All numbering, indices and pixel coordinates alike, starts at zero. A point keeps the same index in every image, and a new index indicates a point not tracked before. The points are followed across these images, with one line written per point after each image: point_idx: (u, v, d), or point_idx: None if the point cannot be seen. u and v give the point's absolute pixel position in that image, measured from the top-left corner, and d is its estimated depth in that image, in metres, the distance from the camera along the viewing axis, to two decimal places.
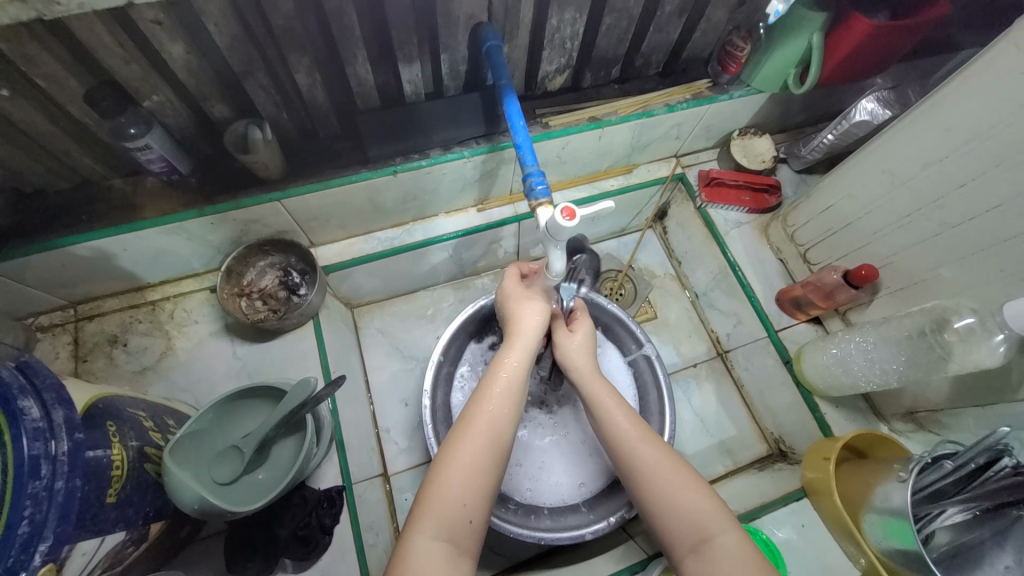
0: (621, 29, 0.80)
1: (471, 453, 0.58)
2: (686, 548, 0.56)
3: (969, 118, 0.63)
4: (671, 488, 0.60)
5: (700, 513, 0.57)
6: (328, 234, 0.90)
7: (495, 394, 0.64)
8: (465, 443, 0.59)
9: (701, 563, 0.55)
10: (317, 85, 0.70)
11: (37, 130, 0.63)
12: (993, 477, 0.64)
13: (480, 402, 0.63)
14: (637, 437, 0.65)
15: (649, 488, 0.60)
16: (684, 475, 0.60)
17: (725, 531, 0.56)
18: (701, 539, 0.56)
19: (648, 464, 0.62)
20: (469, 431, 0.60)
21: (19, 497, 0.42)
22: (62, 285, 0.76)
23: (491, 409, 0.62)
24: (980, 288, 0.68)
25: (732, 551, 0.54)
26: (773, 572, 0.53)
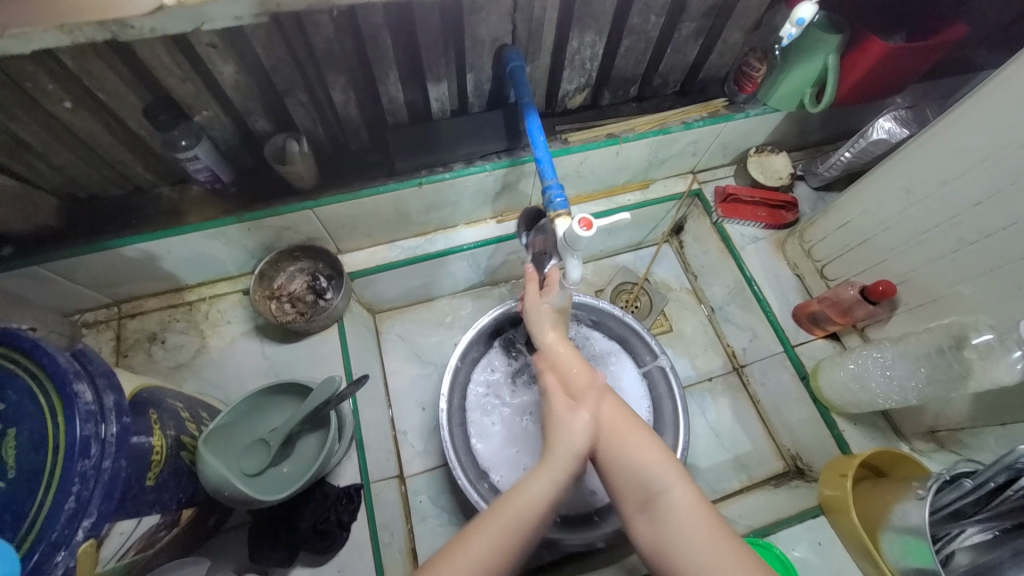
0: (639, 50, 0.84)
1: (481, 535, 0.55)
2: (638, 507, 0.58)
3: (988, 136, 0.64)
4: (623, 446, 0.61)
5: (649, 471, 0.59)
6: (355, 242, 0.94)
7: (528, 510, 0.57)
8: (476, 533, 0.55)
9: (651, 521, 0.56)
10: (351, 102, 0.75)
11: (98, 140, 0.69)
12: (1012, 496, 0.61)
13: (507, 506, 0.57)
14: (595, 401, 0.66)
15: (602, 448, 0.62)
16: (635, 432, 0.62)
17: (673, 488, 0.57)
18: (650, 496, 0.58)
19: (602, 424, 0.63)
20: (487, 525, 0.56)
21: (69, 474, 0.45)
22: (110, 284, 0.82)
23: (518, 513, 0.57)
24: (1000, 306, 0.68)
25: (679, 509, 0.56)
26: (721, 529, 0.54)
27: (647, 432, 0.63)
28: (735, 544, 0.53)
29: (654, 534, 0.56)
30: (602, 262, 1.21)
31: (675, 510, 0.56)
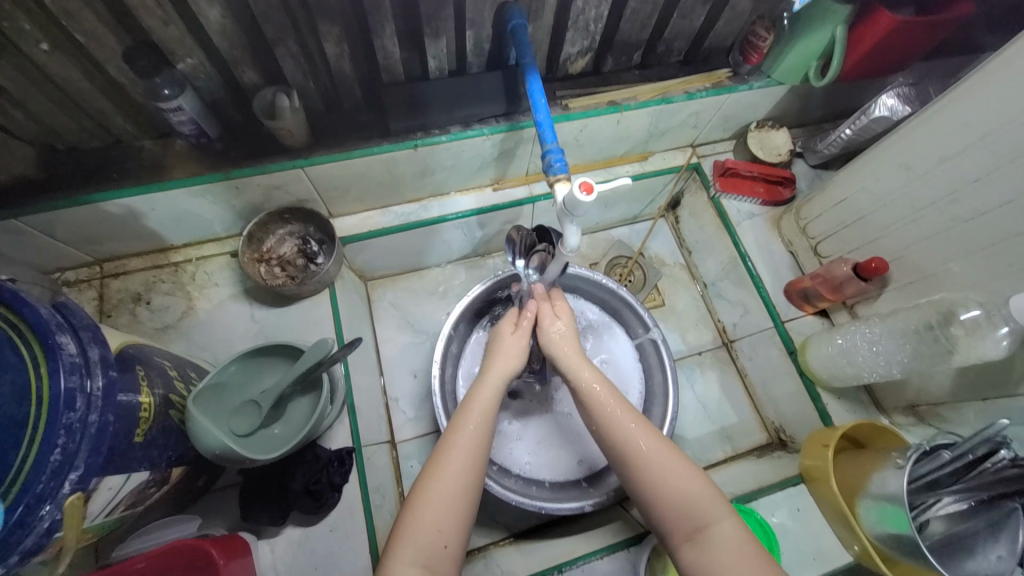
0: (645, 14, 0.81)
1: (460, 447, 0.61)
2: (683, 537, 0.58)
3: (990, 112, 0.63)
4: (668, 475, 0.60)
5: (698, 503, 0.58)
6: (347, 206, 0.92)
7: (486, 405, 0.65)
8: (453, 447, 0.61)
9: (697, 551, 0.56)
10: (345, 56, 0.71)
11: (74, 87, 0.65)
12: (990, 469, 0.66)
13: (468, 409, 0.65)
14: (635, 428, 0.63)
15: (644, 478, 0.60)
16: (679, 463, 0.61)
17: (722, 521, 0.57)
18: (698, 527, 0.57)
19: (643, 453, 0.61)
20: (457, 432, 0.62)
21: (54, 427, 0.43)
22: (91, 241, 0.79)
23: (479, 411, 0.64)
24: (989, 284, 0.69)
25: (728, 542, 0.56)
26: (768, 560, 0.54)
27: (687, 461, 0.62)
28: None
29: (700, 564, 0.56)
30: (597, 236, 1.20)
31: (725, 544, 0.56)
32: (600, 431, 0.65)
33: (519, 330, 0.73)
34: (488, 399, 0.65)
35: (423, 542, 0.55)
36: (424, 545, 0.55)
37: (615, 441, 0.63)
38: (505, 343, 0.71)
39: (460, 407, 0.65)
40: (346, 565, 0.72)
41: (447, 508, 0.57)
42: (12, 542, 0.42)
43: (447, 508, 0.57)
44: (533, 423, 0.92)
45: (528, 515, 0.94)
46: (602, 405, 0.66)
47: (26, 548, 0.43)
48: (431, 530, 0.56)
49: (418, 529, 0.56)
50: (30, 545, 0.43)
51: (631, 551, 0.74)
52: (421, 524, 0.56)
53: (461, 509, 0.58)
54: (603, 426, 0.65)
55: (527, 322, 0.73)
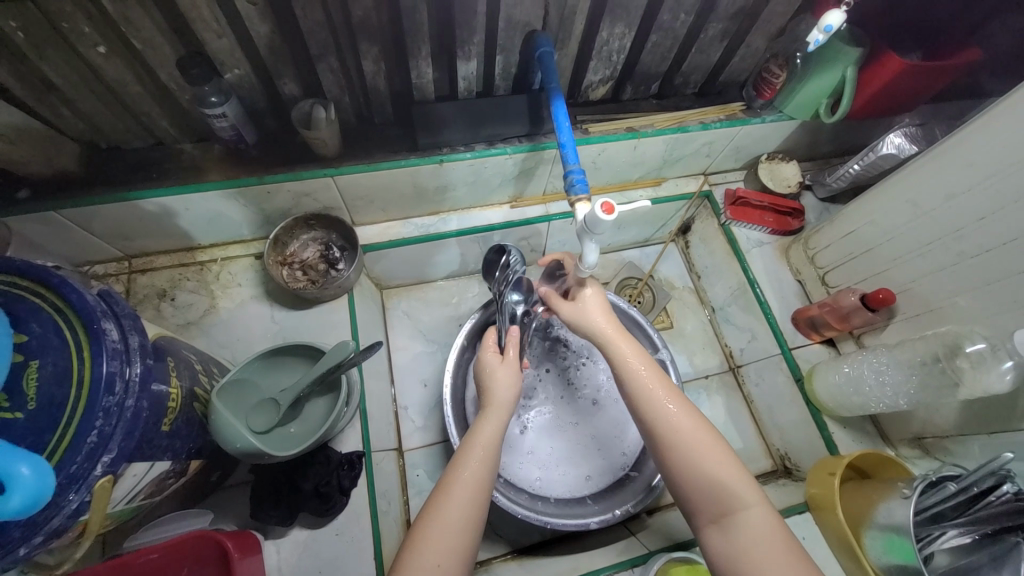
0: (665, 47, 0.85)
1: (464, 482, 0.62)
2: (709, 519, 0.59)
3: (994, 155, 0.66)
4: (701, 456, 0.61)
5: (727, 486, 0.59)
6: (370, 215, 0.95)
7: (490, 445, 0.66)
8: (456, 485, 0.62)
9: (722, 534, 0.58)
10: (381, 73, 0.75)
11: (126, 90, 0.69)
12: (994, 502, 0.65)
13: (470, 448, 0.65)
14: (671, 408, 0.64)
15: (678, 457, 0.61)
16: (714, 446, 0.61)
17: (749, 508, 0.57)
18: (725, 510, 0.58)
19: (680, 434, 0.62)
20: (460, 470, 0.63)
21: (94, 408, 0.45)
22: (124, 237, 0.82)
23: (482, 449, 0.65)
24: (993, 318, 0.71)
25: (757, 527, 0.56)
26: (797, 552, 0.55)
27: (722, 444, 0.62)
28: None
29: (724, 548, 0.57)
30: (608, 256, 1.23)
31: (752, 529, 0.56)
32: (637, 404, 0.66)
33: (507, 360, 0.75)
34: (492, 437, 0.67)
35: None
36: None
37: (651, 416, 0.64)
38: (502, 378, 0.73)
39: (464, 443, 0.67)
40: (350, 569, 0.72)
41: (447, 544, 0.58)
42: (40, 521, 0.43)
43: (448, 544, 0.58)
44: (546, 440, 0.93)
45: (530, 530, 0.93)
46: (639, 380, 0.66)
47: (52, 528, 0.44)
48: (429, 567, 0.56)
49: (422, 559, 0.57)
50: (55, 526, 0.44)
51: (635, 573, 0.74)
52: (421, 557, 0.57)
53: (463, 543, 0.59)
54: (642, 399, 0.65)
55: (513, 350, 0.76)
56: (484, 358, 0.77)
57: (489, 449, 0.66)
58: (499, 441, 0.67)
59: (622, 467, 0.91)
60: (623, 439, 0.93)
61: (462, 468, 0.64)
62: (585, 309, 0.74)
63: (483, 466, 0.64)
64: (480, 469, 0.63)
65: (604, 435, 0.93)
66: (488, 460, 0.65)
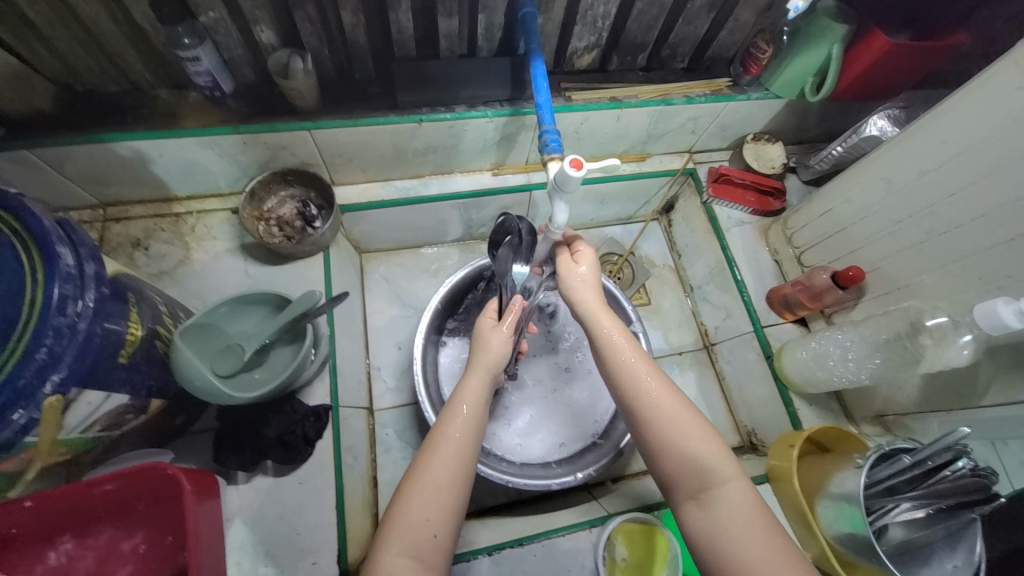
0: (651, 16, 0.85)
1: (453, 442, 0.62)
2: (688, 495, 0.60)
3: (966, 130, 0.67)
4: (679, 433, 0.61)
5: (707, 465, 0.59)
6: (349, 175, 0.95)
7: (475, 401, 0.67)
8: (443, 443, 0.62)
9: (700, 510, 0.58)
10: (361, 26, 0.75)
11: (100, 29, 0.68)
12: (949, 477, 0.67)
13: (456, 406, 0.66)
14: (653, 382, 0.64)
15: (657, 432, 0.61)
16: (693, 422, 0.61)
17: (727, 484, 0.58)
18: (704, 486, 0.59)
19: (661, 408, 0.62)
20: (447, 431, 0.63)
21: (44, 326, 0.45)
22: (97, 183, 0.81)
23: (466, 411, 0.65)
24: (957, 296, 0.72)
25: (733, 502, 0.57)
26: (776, 530, 0.55)
27: (701, 420, 0.63)
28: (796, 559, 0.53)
29: (702, 523, 0.58)
30: (590, 232, 1.23)
31: (730, 504, 0.57)
32: (618, 380, 0.66)
33: (499, 327, 0.75)
34: (476, 398, 0.67)
35: (413, 533, 0.56)
36: (414, 533, 0.56)
37: (631, 390, 0.64)
38: (489, 342, 0.73)
39: (450, 404, 0.66)
40: (311, 517, 0.73)
41: (435, 501, 0.58)
42: None
43: (436, 501, 0.58)
44: (524, 409, 0.94)
45: (496, 493, 0.95)
46: (620, 355, 0.66)
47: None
48: (419, 522, 0.57)
49: (406, 516, 0.57)
50: (5, 439, 0.44)
51: (593, 531, 0.76)
52: (410, 513, 0.57)
53: (451, 501, 0.59)
54: (624, 376, 0.65)
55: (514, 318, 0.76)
56: (479, 326, 0.77)
57: (474, 405, 0.66)
58: (483, 400, 0.68)
59: (593, 434, 0.92)
60: (594, 406, 0.94)
61: (447, 429, 0.63)
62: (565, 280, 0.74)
63: (467, 423, 0.64)
64: (465, 428, 0.64)
65: (578, 403, 0.95)
66: (474, 417, 0.65)
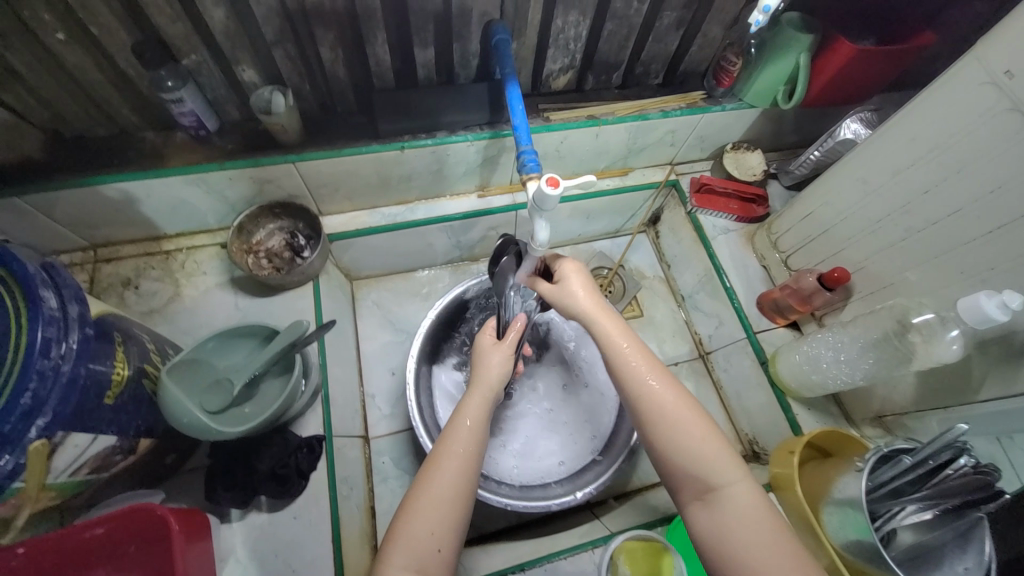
0: (622, 36, 0.87)
1: (456, 455, 0.61)
2: (693, 496, 0.59)
3: (933, 129, 0.68)
4: (684, 436, 0.60)
5: (712, 465, 0.58)
6: (336, 205, 0.96)
7: (479, 415, 0.66)
8: (446, 458, 0.61)
9: (707, 511, 0.58)
10: (339, 61, 0.77)
11: (86, 76, 0.71)
12: (953, 476, 0.64)
13: (459, 420, 0.65)
14: (656, 382, 0.63)
15: (661, 434, 0.61)
16: (701, 424, 0.61)
17: (733, 484, 0.58)
18: (710, 487, 0.58)
19: (665, 409, 0.61)
20: (451, 445, 0.62)
21: (28, 370, 0.45)
22: (87, 225, 0.83)
23: (468, 425, 0.64)
24: (942, 292, 0.72)
25: (738, 502, 0.57)
26: (780, 527, 0.55)
27: (706, 420, 0.62)
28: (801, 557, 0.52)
29: (709, 524, 0.57)
30: (579, 248, 1.24)
31: (736, 505, 0.56)
32: (621, 383, 0.65)
33: (501, 344, 0.75)
34: (478, 412, 0.66)
35: (419, 549, 0.55)
36: (417, 550, 0.55)
37: (635, 392, 0.63)
38: (489, 358, 0.73)
39: (453, 418, 0.66)
40: (307, 552, 0.71)
41: (437, 514, 0.57)
42: None
43: (439, 514, 0.57)
44: (523, 429, 0.93)
45: (497, 517, 0.93)
46: (624, 357, 0.65)
47: None
48: (423, 536, 0.56)
49: (409, 533, 0.56)
50: None
51: (596, 552, 0.74)
52: (412, 527, 0.56)
53: (454, 513, 0.58)
54: (627, 378, 0.64)
55: (513, 335, 0.76)
56: (479, 344, 0.77)
57: (477, 419, 0.65)
58: (485, 414, 0.67)
59: (593, 451, 0.90)
60: (593, 422, 0.93)
61: (450, 443, 0.62)
62: (565, 287, 0.73)
63: (471, 437, 0.63)
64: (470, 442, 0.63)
65: (577, 420, 0.94)
66: (478, 432, 0.64)
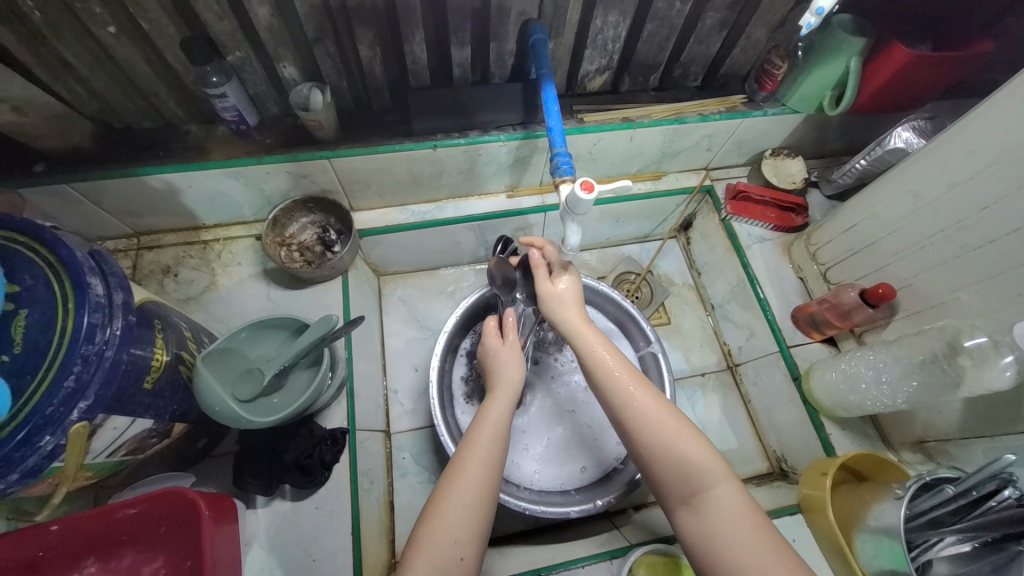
0: (662, 37, 0.85)
1: (478, 461, 0.61)
2: (680, 500, 0.57)
3: (996, 140, 0.64)
4: (666, 435, 0.59)
5: (695, 465, 0.57)
6: (367, 201, 0.97)
7: (501, 421, 0.66)
8: (469, 465, 0.61)
9: (694, 515, 0.55)
10: (377, 59, 0.78)
11: (136, 70, 0.73)
12: (994, 508, 0.60)
13: (480, 426, 0.65)
14: (636, 387, 0.63)
15: (643, 439, 0.60)
16: (680, 424, 0.59)
17: (716, 486, 0.56)
18: (694, 489, 0.56)
19: (646, 412, 0.61)
20: (473, 449, 0.62)
21: (73, 354, 0.47)
22: (132, 214, 0.86)
23: (490, 432, 0.64)
24: (998, 314, 0.68)
25: (724, 505, 0.54)
26: (770, 532, 0.52)
27: (686, 422, 0.61)
28: (797, 567, 0.49)
29: (696, 528, 0.55)
30: (607, 251, 1.22)
31: (722, 507, 0.54)
32: (606, 393, 0.64)
33: (511, 345, 0.74)
34: (501, 418, 0.66)
35: (442, 552, 0.55)
36: (442, 555, 0.55)
37: (618, 400, 0.63)
38: (501, 360, 0.72)
39: (473, 425, 0.65)
40: (327, 543, 0.72)
41: (462, 521, 0.57)
42: (16, 459, 0.45)
43: (462, 523, 0.57)
44: (546, 435, 0.92)
45: (514, 519, 0.93)
46: (604, 365, 0.65)
47: (28, 466, 0.46)
48: (447, 543, 0.56)
49: (432, 539, 0.56)
50: (31, 465, 0.46)
51: (613, 563, 0.73)
52: (438, 533, 0.56)
53: (476, 521, 0.58)
54: (606, 383, 0.64)
55: (513, 333, 0.76)
56: (485, 345, 0.75)
57: (497, 425, 0.65)
58: (508, 421, 0.66)
59: (616, 460, 0.89)
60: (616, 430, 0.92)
61: (469, 450, 0.62)
62: (556, 296, 0.73)
63: (492, 448, 0.63)
64: (489, 447, 0.62)
65: (598, 425, 0.93)
66: (500, 437, 0.64)
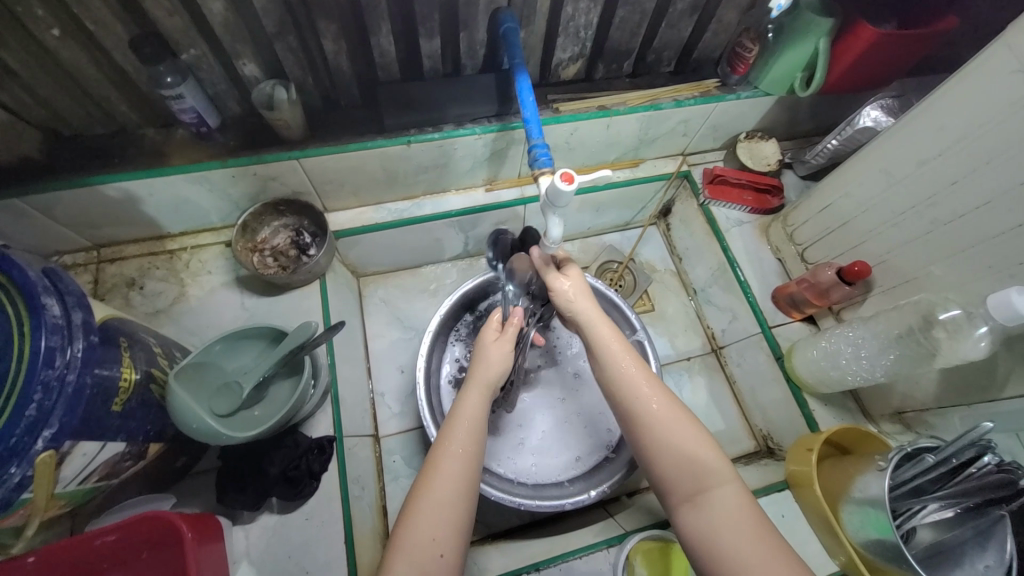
0: (634, 22, 0.84)
1: (454, 457, 0.60)
2: (683, 497, 0.57)
3: (963, 117, 0.65)
4: (674, 436, 0.59)
5: (700, 465, 0.57)
6: (341, 201, 0.94)
7: (476, 415, 0.65)
8: (445, 459, 0.60)
9: (696, 512, 0.56)
10: (342, 53, 0.75)
11: (82, 73, 0.68)
12: (975, 474, 0.62)
13: (455, 422, 0.64)
14: (648, 387, 0.63)
15: (651, 437, 0.60)
16: (690, 427, 0.60)
17: (724, 485, 0.56)
18: (700, 488, 0.57)
19: (654, 412, 0.61)
20: (449, 445, 0.61)
21: (31, 382, 0.44)
22: (89, 226, 0.81)
23: (466, 424, 0.63)
24: (969, 285, 0.70)
25: (729, 502, 0.55)
26: (766, 524, 0.54)
27: (695, 423, 0.61)
28: (789, 552, 0.51)
29: (696, 525, 0.55)
30: (589, 241, 1.22)
31: (726, 503, 0.55)
32: (617, 390, 0.64)
33: (501, 338, 0.73)
34: (475, 409, 0.65)
35: (420, 551, 0.54)
36: (420, 553, 0.54)
37: (628, 397, 0.63)
38: (489, 353, 0.71)
39: (449, 419, 0.64)
40: (320, 554, 0.71)
41: (440, 516, 0.56)
42: None
43: (441, 519, 0.56)
44: (539, 425, 0.92)
45: (509, 514, 0.93)
46: (616, 365, 0.65)
47: None
48: (425, 541, 0.55)
49: (410, 538, 0.55)
50: None
51: (611, 552, 0.73)
52: (415, 532, 0.55)
53: (455, 517, 0.57)
54: (616, 379, 0.64)
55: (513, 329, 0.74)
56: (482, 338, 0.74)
57: (475, 419, 0.64)
58: (483, 413, 0.66)
59: (608, 445, 0.90)
60: (606, 415, 0.92)
61: (445, 445, 0.61)
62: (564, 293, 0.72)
63: (470, 442, 0.62)
64: (466, 442, 0.62)
65: (589, 412, 0.93)
66: (475, 429, 0.63)
